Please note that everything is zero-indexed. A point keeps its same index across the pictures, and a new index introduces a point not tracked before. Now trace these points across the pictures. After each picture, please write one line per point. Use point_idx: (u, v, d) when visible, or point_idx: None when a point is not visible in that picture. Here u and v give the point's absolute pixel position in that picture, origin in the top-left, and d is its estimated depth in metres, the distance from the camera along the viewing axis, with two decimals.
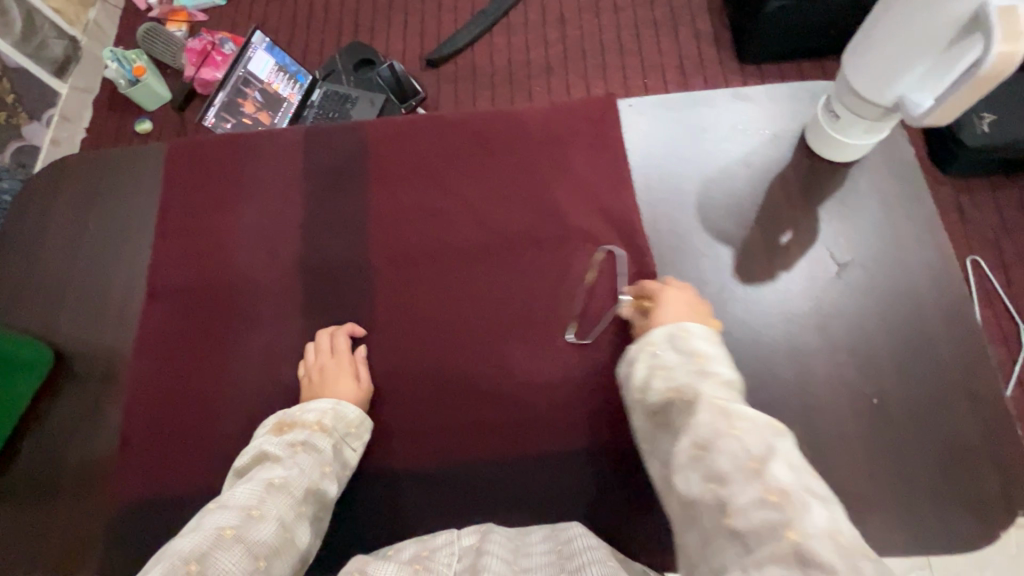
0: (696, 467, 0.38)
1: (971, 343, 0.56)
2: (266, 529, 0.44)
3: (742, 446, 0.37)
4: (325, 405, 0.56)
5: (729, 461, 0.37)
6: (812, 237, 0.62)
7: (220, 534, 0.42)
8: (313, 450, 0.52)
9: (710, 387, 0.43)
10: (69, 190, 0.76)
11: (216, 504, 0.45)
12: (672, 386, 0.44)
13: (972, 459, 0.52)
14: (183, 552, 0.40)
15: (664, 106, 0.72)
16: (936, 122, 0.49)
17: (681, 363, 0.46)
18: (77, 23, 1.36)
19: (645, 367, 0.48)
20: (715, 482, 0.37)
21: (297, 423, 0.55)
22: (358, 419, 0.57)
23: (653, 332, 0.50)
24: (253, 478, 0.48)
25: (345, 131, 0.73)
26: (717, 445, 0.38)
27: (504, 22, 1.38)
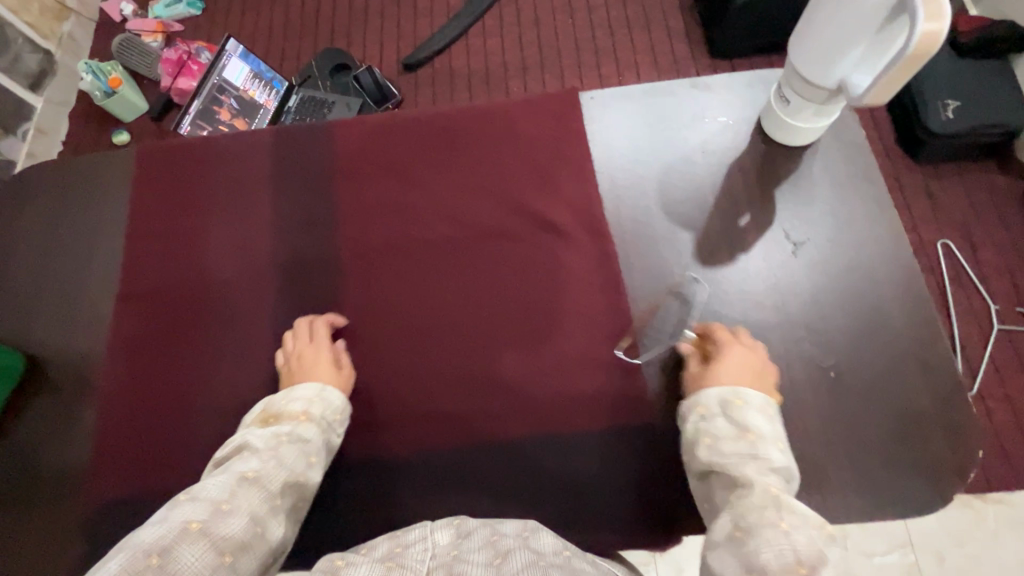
0: (735, 548, 0.40)
1: (920, 314, 0.59)
2: (235, 522, 0.41)
3: (788, 544, 0.38)
4: (308, 395, 0.56)
5: (771, 553, 0.38)
6: (769, 219, 0.64)
7: (185, 527, 0.39)
8: (295, 442, 0.51)
9: (760, 471, 0.44)
10: (40, 198, 0.76)
11: (185, 494, 0.43)
12: (718, 462, 0.46)
13: (924, 425, 0.55)
14: (144, 544, 0.38)
15: (624, 97, 0.73)
16: (872, 103, 0.51)
17: (733, 438, 0.47)
18: (51, 37, 1.36)
19: (695, 429, 0.50)
20: (752, 572, 0.38)
21: (281, 415, 0.53)
22: (342, 407, 0.57)
23: (699, 395, 0.51)
24: (229, 469, 0.46)
25: (314, 132, 0.74)
26: (757, 532, 0.39)
27: (479, 24, 1.39)
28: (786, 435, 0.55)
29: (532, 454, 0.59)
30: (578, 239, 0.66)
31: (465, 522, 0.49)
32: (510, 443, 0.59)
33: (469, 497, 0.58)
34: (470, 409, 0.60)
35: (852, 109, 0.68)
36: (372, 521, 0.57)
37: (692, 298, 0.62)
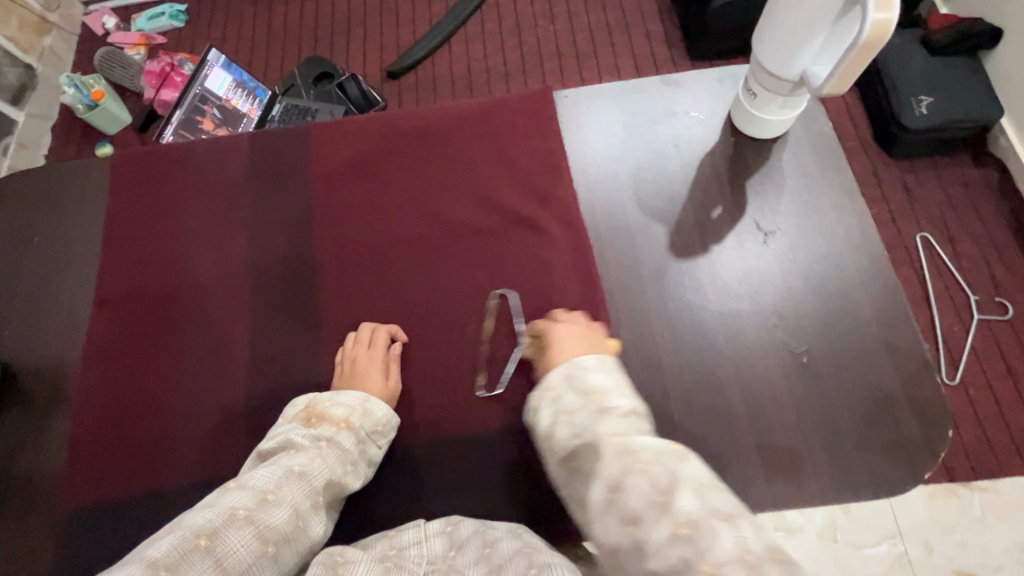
0: (611, 511, 0.36)
1: (888, 299, 0.60)
2: (279, 513, 0.43)
3: (646, 479, 0.36)
4: (353, 401, 0.55)
5: (635, 498, 0.36)
6: (740, 210, 0.65)
7: (232, 513, 0.41)
8: (340, 445, 0.51)
9: (609, 425, 0.42)
10: (17, 207, 0.76)
11: (234, 482, 0.45)
12: (579, 433, 0.43)
13: (893, 406, 0.56)
14: (194, 524, 0.40)
15: (597, 96, 0.75)
16: (832, 92, 0.53)
17: (581, 405, 0.45)
18: (32, 51, 1.36)
19: (550, 415, 0.46)
20: (630, 523, 0.35)
21: (325, 419, 0.53)
22: (385, 419, 0.56)
23: (547, 377, 0.49)
24: (275, 462, 0.47)
25: (292, 135, 0.75)
26: (626, 484, 0.36)
27: (461, 31, 1.41)
28: (761, 421, 0.56)
29: (511, 447, 0.59)
30: (555, 234, 0.66)
31: (458, 524, 0.50)
32: (490, 437, 0.59)
33: (449, 494, 0.57)
34: (448, 405, 0.60)
35: (817, 103, 0.70)
36: (352, 520, 0.57)
37: (667, 290, 0.63)
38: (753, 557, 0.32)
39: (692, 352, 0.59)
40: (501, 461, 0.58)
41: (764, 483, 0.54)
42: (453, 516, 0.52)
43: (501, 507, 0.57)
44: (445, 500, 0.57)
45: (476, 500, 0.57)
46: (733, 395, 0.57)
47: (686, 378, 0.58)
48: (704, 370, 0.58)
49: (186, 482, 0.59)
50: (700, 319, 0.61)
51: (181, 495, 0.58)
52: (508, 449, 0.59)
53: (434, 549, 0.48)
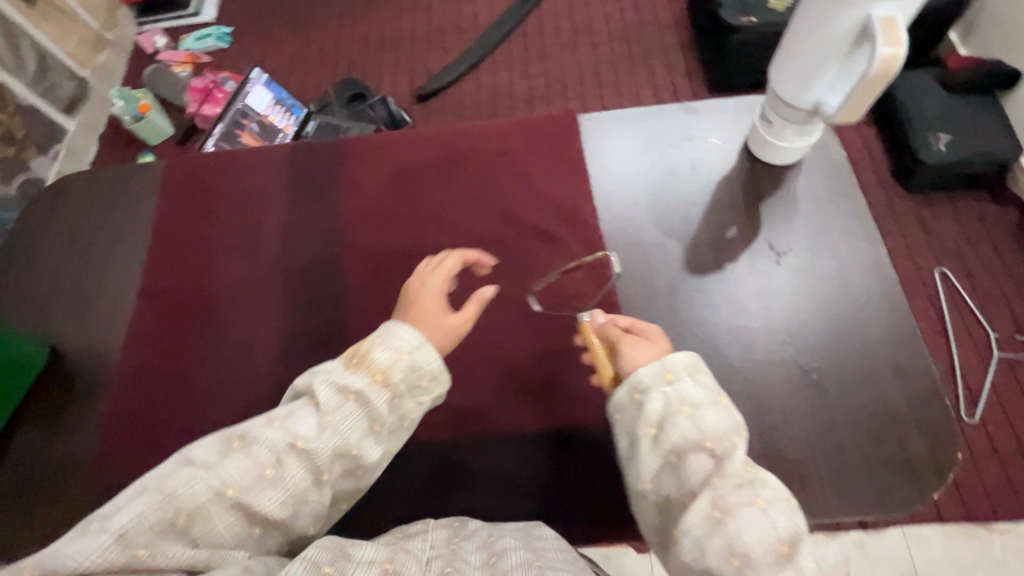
0: (721, 533, 0.42)
1: (897, 322, 0.62)
2: (269, 497, 0.42)
3: (771, 527, 0.41)
4: (402, 347, 0.49)
5: (757, 539, 0.41)
6: (753, 231, 0.68)
7: (220, 492, 0.41)
8: (366, 405, 0.46)
9: (738, 448, 0.46)
10: (70, 205, 0.82)
11: (237, 443, 0.44)
12: (707, 438, 0.46)
13: (900, 426, 0.57)
14: (181, 493, 0.41)
15: (620, 120, 0.78)
16: (846, 120, 0.56)
17: (712, 412, 0.47)
18: (87, 66, 1.46)
19: (668, 404, 0.48)
20: (739, 558, 0.41)
21: (364, 364, 0.48)
22: (432, 372, 0.49)
23: (672, 359, 0.50)
24: (285, 424, 0.45)
25: (328, 146, 0.80)
26: (741, 514, 0.42)
27: (488, 58, 1.48)
28: (768, 433, 0.57)
29: (524, 448, 0.61)
30: (573, 248, 0.69)
31: (464, 526, 0.51)
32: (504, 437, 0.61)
33: (463, 494, 0.59)
34: (465, 406, 0.63)
35: (829, 132, 0.73)
36: (368, 515, 0.58)
37: (681, 304, 0.65)
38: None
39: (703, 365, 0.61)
40: (514, 463, 0.60)
41: None
42: (459, 518, 0.54)
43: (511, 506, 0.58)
44: (459, 500, 0.58)
45: (490, 501, 0.58)
46: (743, 408, 0.58)
47: None
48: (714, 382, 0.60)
49: None
50: (713, 335, 0.63)
51: None
52: (523, 452, 0.60)
53: (437, 538, 0.49)
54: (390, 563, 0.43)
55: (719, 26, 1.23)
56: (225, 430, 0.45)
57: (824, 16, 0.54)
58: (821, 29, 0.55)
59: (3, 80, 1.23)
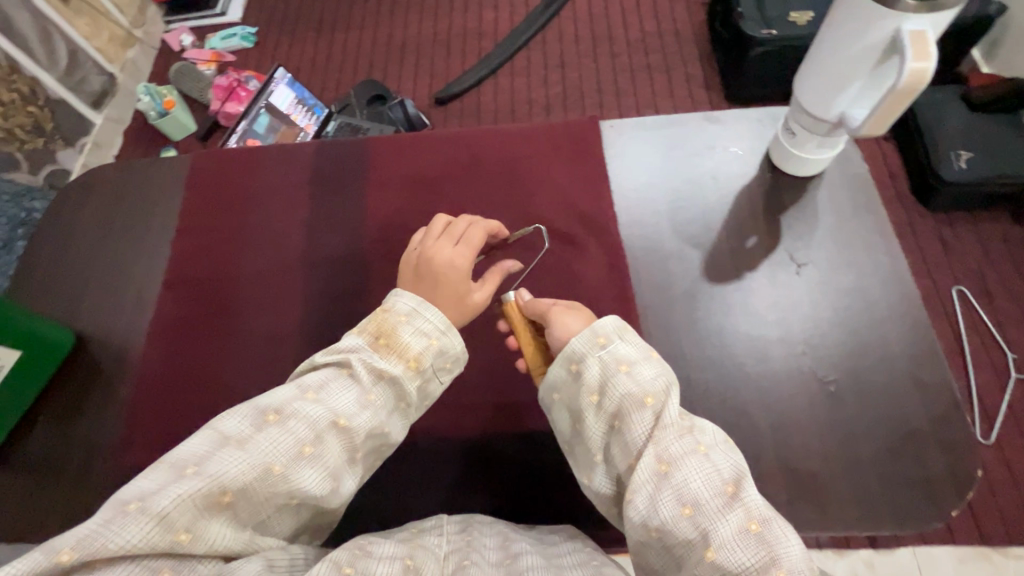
0: (668, 486, 0.42)
1: (918, 337, 0.61)
2: (311, 476, 0.42)
3: (716, 471, 0.42)
4: (431, 331, 0.49)
5: (703, 484, 0.42)
6: (774, 242, 0.68)
7: (267, 469, 0.40)
8: (398, 388, 0.47)
9: (674, 399, 0.47)
10: (99, 196, 0.84)
11: (273, 417, 0.42)
12: (643, 394, 0.46)
13: (919, 441, 0.57)
14: (222, 471, 0.38)
15: (642, 127, 0.79)
16: (871, 133, 0.56)
17: (644, 369, 0.48)
18: (115, 61, 1.49)
19: (603, 369, 0.48)
20: (690, 507, 0.41)
21: (395, 346, 0.47)
22: (457, 355, 0.50)
23: (602, 322, 0.51)
24: (322, 399, 0.44)
25: (353, 144, 0.81)
26: (685, 464, 0.43)
27: (508, 64, 1.49)
28: (784, 443, 0.57)
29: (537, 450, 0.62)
30: (592, 252, 0.70)
31: (478, 525, 0.52)
32: (518, 436, 0.63)
33: (480, 493, 0.60)
34: (478, 406, 0.64)
35: (852, 145, 0.73)
36: (385, 509, 0.59)
37: (699, 312, 0.65)
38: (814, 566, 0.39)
39: (720, 373, 0.61)
40: (530, 464, 0.61)
41: (788, 508, 0.55)
42: (472, 517, 0.54)
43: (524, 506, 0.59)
44: (476, 498, 0.60)
45: (507, 500, 0.60)
46: (759, 417, 0.58)
47: (712, 398, 0.60)
48: (731, 391, 0.60)
49: None
50: (730, 343, 0.63)
51: None
52: (540, 454, 0.62)
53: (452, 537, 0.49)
54: (411, 560, 0.44)
55: (741, 38, 1.23)
56: (257, 401, 0.43)
57: (854, 28, 0.54)
58: (850, 41, 0.55)
59: (35, 73, 1.27)
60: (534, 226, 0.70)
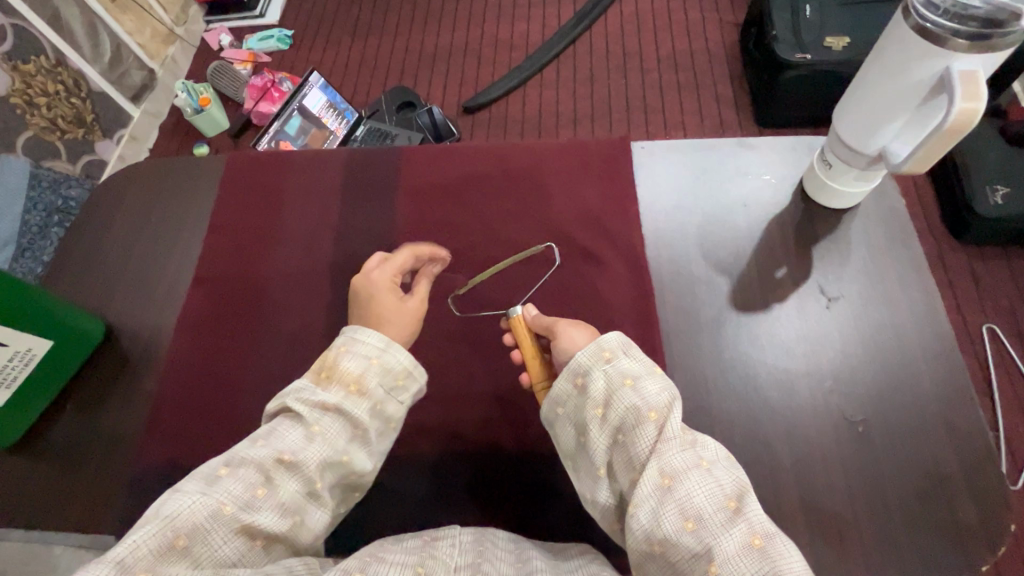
0: (671, 501, 0.43)
1: (952, 379, 0.60)
2: (268, 515, 0.43)
3: (717, 486, 0.43)
4: (370, 353, 0.51)
5: (707, 498, 0.42)
6: (804, 273, 0.67)
7: (219, 511, 0.42)
8: (345, 415, 0.48)
9: (679, 413, 0.47)
10: (136, 190, 0.86)
11: (225, 467, 0.45)
12: (647, 408, 0.47)
13: (950, 487, 0.55)
14: (174, 518, 0.41)
15: (673, 150, 0.79)
16: (913, 170, 0.55)
17: (649, 383, 0.48)
18: (156, 58, 1.54)
19: (608, 383, 0.49)
20: (693, 521, 0.42)
21: (337, 376, 0.50)
22: (405, 372, 0.51)
23: (607, 337, 0.51)
24: (271, 441, 0.46)
25: (384, 153, 0.82)
26: (688, 478, 0.43)
27: (537, 76, 1.50)
28: (807, 480, 0.56)
29: (555, 470, 0.61)
30: (617, 272, 0.69)
31: (493, 539, 0.50)
32: (536, 455, 0.62)
33: (494, 511, 0.59)
34: (496, 422, 0.63)
35: (889, 178, 0.72)
36: (398, 520, 0.59)
37: (725, 340, 0.64)
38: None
39: (743, 404, 0.60)
40: (547, 484, 0.60)
41: (808, 547, 0.53)
42: (485, 529, 0.53)
43: (539, 528, 0.58)
44: (489, 516, 0.59)
45: (520, 520, 0.59)
46: (783, 452, 0.57)
47: (734, 429, 0.59)
48: (755, 423, 0.59)
49: None
50: (755, 374, 0.62)
51: None
52: (557, 475, 0.61)
53: (465, 548, 0.48)
54: (422, 567, 0.45)
55: (774, 61, 1.21)
56: (213, 457, 0.46)
57: (903, 64, 0.53)
58: (897, 77, 0.54)
59: (80, 66, 1.31)
60: (544, 244, 0.71)
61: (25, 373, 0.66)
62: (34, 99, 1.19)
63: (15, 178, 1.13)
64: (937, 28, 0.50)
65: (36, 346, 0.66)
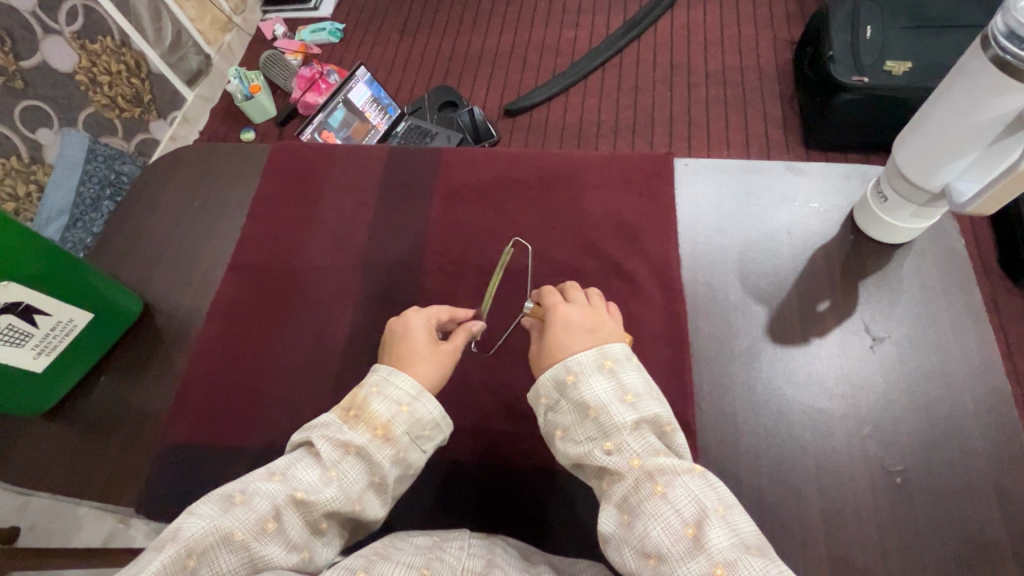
0: (631, 538, 0.43)
1: (1005, 437, 0.56)
2: (275, 549, 0.43)
3: (675, 515, 0.42)
4: (402, 398, 0.51)
5: (663, 531, 0.42)
6: (848, 309, 0.64)
7: (228, 537, 0.42)
8: (367, 458, 0.48)
9: (626, 442, 0.46)
10: (184, 172, 0.89)
11: (240, 495, 0.44)
12: (586, 448, 0.47)
13: (993, 556, 0.51)
14: (191, 537, 0.41)
15: (718, 169, 0.76)
16: (979, 211, 0.51)
17: (582, 420, 0.48)
18: (214, 44, 1.58)
19: (550, 426, 0.50)
20: (654, 558, 0.41)
21: (366, 417, 0.50)
22: (432, 424, 0.51)
23: (536, 386, 0.51)
24: (288, 477, 0.46)
25: (424, 153, 0.83)
26: (642, 512, 0.43)
27: (580, 84, 1.48)
28: (836, 530, 0.53)
29: (572, 491, 0.58)
30: (650, 291, 0.67)
31: (500, 557, 0.47)
32: (555, 471, 0.60)
33: (504, 521, 0.58)
34: (515, 433, 0.62)
35: (949, 216, 0.68)
36: (407, 523, 0.58)
37: (756, 371, 0.61)
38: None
39: (772, 442, 0.57)
40: (562, 502, 0.58)
41: None
42: (495, 538, 0.50)
43: (549, 545, 0.56)
44: (500, 525, 0.58)
45: (529, 535, 0.57)
46: (810, 496, 0.54)
47: (762, 468, 0.56)
48: (781, 463, 0.56)
49: (268, 444, 0.63)
50: (786, 412, 0.59)
51: (259, 457, 0.63)
52: (572, 494, 0.59)
53: (472, 560, 0.46)
54: (428, 569, 0.43)
55: (828, 82, 1.17)
56: (227, 484, 0.46)
57: (976, 100, 0.50)
58: (970, 113, 0.51)
59: (142, 48, 1.36)
60: (514, 240, 0.72)
61: (66, 342, 0.69)
62: (97, 77, 1.24)
63: (74, 151, 1.18)
64: (1022, 61, 0.47)
65: (78, 318, 0.69)
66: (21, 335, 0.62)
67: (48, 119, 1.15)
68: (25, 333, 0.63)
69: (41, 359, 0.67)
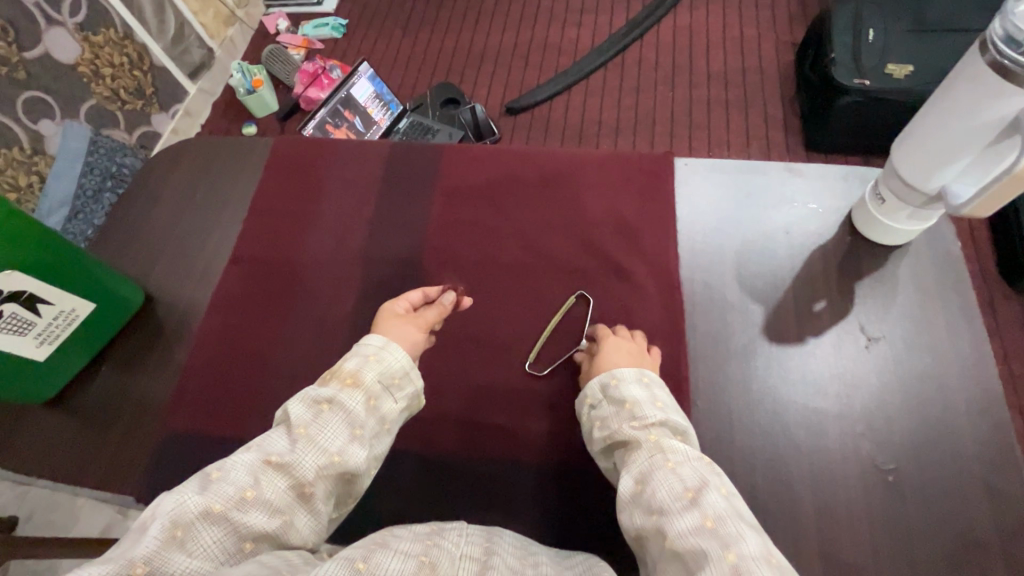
0: (638, 500, 0.44)
1: (997, 438, 0.56)
2: (257, 515, 0.43)
3: (678, 479, 0.43)
4: (369, 351, 0.54)
5: (666, 492, 0.43)
6: (845, 309, 0.64)
7: (207, 509, 0.42)
8: (342, 408, 0.49)
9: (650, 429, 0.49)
10: (186, 165, 0.89)
11: (216, 471, 0.45)
12: (613, 435, 0.50)
13: (982, 554, 0.52)
14: (172, 510, 0.42)
15: (717, 169, 0.77)
16: (974, 213, 0.52)
17: (617, 412, 0.51)
18: (216, 37, 1.58)
19: (588, 421, 0.53)
20: (656, 513, 0.42)
21: (336, 374, 0.52)
22: (400, 369, 0.53)
23: (583, 388, 0.55)
24: (262, 446, 0.47)
25: (425, 149, 0.83)
26: (650, 477, 0.44)
27: (582, 83, 1.49)
28: (829, 527, 0.54)
29: (568, 486, 0.59)
30: (648, 289, 0.68)
31: (498, 547, 0.47)
32: (551, 466, 0.60)
33: (501, 514, 0.58)
34: (512, 428, 0.62)
35: (946, 218, 0.68)
36: (404, 515, 0.59)
37: (752, 370, 0.62)
38: (772, 560, 0.38)
39: (766, 441, 0.58)
40: (558, 495, 0.59)
41: None
42: (492, 529, 0.51)
43: (545, 538, 0.57)
44: (496, 518, 0.58)
45: (526, 528, 0.58)
46: (804, 493, 0.55)
47: (757, 465, 0.57)
48: (775, 460, 0.57)
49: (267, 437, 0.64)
50: (781, 411, 0.59)
51: None
52: (568, 488, 0.59)
53: (470, 549, 0.46)
54: (426, 557, 0.44)
55: (830, 85, 1.17)
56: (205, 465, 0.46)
57: (974, 103, 0.51)
58: (968, 114, 0.51)
59: (145, 40, 1.36)
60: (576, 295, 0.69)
61: (69, 332, 0.69)
62: (99, 69, 1.25)
63: (75, 143, 1.18)
64: (1018, 66, 0.47)
65: (81, 308, 0.69)
66: (24, 324, 0.63)
67: (49, 110, 1.15)
68: (28, 323, 0.63)
69: (42, 349, 0.67)
